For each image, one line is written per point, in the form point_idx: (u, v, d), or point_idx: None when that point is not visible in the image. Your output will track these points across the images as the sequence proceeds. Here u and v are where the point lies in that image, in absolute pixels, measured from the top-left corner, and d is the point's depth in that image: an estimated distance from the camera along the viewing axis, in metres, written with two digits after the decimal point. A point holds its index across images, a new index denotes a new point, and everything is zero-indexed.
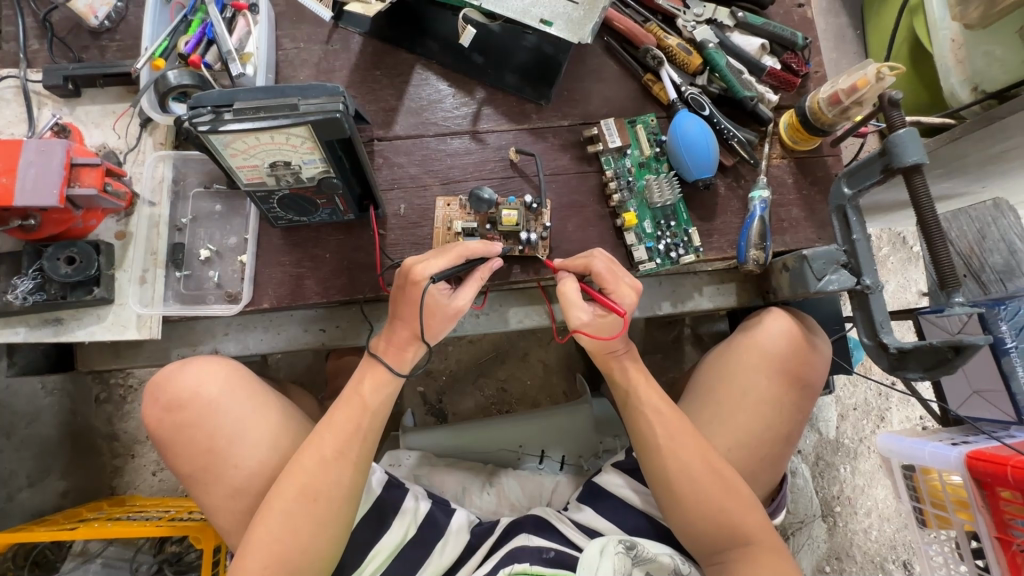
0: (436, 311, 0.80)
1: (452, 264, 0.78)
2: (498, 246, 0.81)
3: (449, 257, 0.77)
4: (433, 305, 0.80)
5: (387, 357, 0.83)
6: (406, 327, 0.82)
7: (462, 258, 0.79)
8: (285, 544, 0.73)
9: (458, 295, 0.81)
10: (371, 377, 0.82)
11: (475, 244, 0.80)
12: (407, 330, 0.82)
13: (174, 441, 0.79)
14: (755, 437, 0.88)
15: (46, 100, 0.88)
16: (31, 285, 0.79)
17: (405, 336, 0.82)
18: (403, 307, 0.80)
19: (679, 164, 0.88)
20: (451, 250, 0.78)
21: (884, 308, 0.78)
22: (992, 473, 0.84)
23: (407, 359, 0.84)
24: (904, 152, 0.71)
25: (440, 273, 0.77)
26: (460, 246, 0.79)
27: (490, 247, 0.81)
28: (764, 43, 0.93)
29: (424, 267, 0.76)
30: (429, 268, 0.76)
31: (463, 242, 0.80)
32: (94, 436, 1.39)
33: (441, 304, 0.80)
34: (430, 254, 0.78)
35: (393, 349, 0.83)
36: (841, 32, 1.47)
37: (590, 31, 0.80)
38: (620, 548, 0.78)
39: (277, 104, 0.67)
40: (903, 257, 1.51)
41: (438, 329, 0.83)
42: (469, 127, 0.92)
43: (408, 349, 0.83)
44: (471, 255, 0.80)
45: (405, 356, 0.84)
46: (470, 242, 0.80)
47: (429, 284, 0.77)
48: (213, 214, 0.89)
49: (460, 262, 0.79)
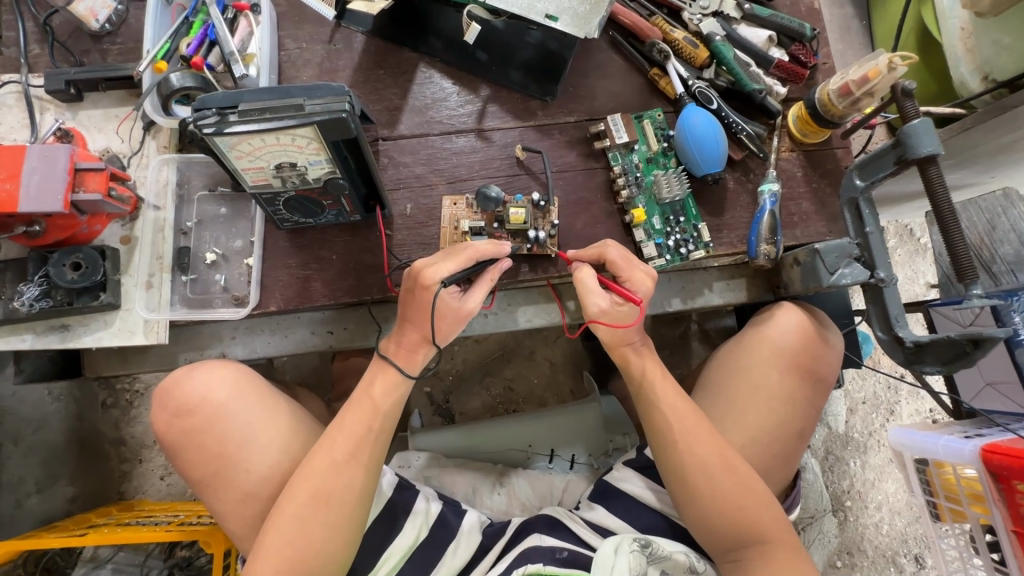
0: (446, 314, 0.80)
1: (462, 267, 0.77)
2: (507, 246, 0.81)
3: (459, 260, 0.77)
4: (443, 309, 0.80)
5: (398, 359, 0.83)
6: (416, 331, 0.82)
7: (472, 260, 0.78)
8: (297, 549, 0.72)
9: (468, 297, 0.81)
10: (383, 379, 0.82)
11: (484, 245, 0.80)
12: (417, 334, 0.82)
13: (184, 447, 0.79)
14: (768, 433, 0.87)
15: (48, 105, 0.87)
16: (37, 292, 0.78)
17: (415, 340, 0.82)
18: (413, 310, 0.80)
19: (688, 159, 0.87)
20: (461, 252, 0.78)
21: (898, 301, 0.77)
22: (1008, 466, 0.83)
23: (418, 361, 0.84)
24: (918, 143, 0.70)
25: (451, 277, 0.77)
26: (470, 248, 0.79)
27: (499, 247, 0.80)
28: (771, 35, 0.92)
29: (435, 271, 0.76)
30: (440, 273, 0.76)
31: (472, 243, 0.80)
32: (101, 442, 1.37)
33: (452, 307, 0.80)
34: (440, 257, 0.78)
35: (403, 352, 0.83)
36: (846, 23, 1.46)
37: (596, 26, 0.80)
38: (635, 546, 0.77)
39: (283, 105, 0.66)
40: (911, 249, 1.50)
41: (447, 332, 0.83)
42: (474, 126, 0.91)
43: (419, 352, 0.84)
44: (481, 257, 0.79)
45: (416, 358, 0.84)
46: (479, 243, 0.80)
47: (440, 288, 0.77)
48: (218, 217, 0.89)
49: (469, 264, 0.78)
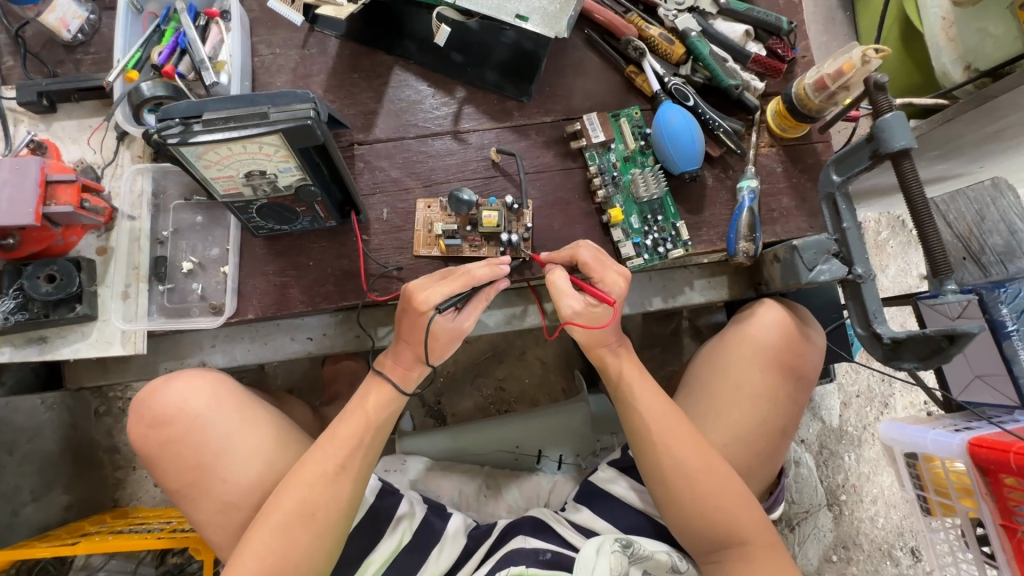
0: (441, 335, 0.80)
1: (457, 292, 0.76)
2: (505, 269, 0.79)
3: (454, 285, 0.76)
4: (438, 331, 0.80)
5: (394, 375, 0.83)
6: (410, 350, 0.81)
7: (469, 286, 0.77)
8: (281, 556, 0.72)
9: (464, 316, 0.81)
10: (378, 392, 0.82)
11: (481, 270, 0.77)
12: (412, 353, 0.82)
13: (161, 458, 0.79)
14: (750, 431, 0.87)
15: (22, 117, 0.87)
16: (12, 305, 0.78)
17: (410, 359, 0.82)
18: (408, 330, 0.80)
19: (665, 157, 0.86)
20: (458, 277, 0.77)
21: (876, 297, 0.77)
22: (994, 460, 0.82)
23: (413, 378, 0.84)
24: (890, 137, 0.70)
25: (445, 301, 0.77)
26: (467, 272, 0.77)
27: (497, 271, 0.78)
28: (748, 29, 0.91)
29: (429, 296, 0.76)
30: (434, 297, 0.76)
31: (469, 267, 0.78)
32: (95, 450, 1.34)
33: (448, 328, 0.80)
34: (434, 281, 0.78)
35: (399, 369, 0.83)
36: (830, 15, 1.45)
37: (566, 25, 0.79)
38: (616, 546, 0.76)
39: (247, 113, 0.66)
40: (903, 241, 1.48)
41: (442, 351, 0.82)
42: (450, 128, 0.90)
43: (415, 369, 0.83)
44: (478, 282, 0.78)
45: (412, 375, 0.83)
46: (476, 267, 0.78)
47: (434, 314, 0.77)
48: (194, 225, 0.88)
49: (465, 289, 0.77)
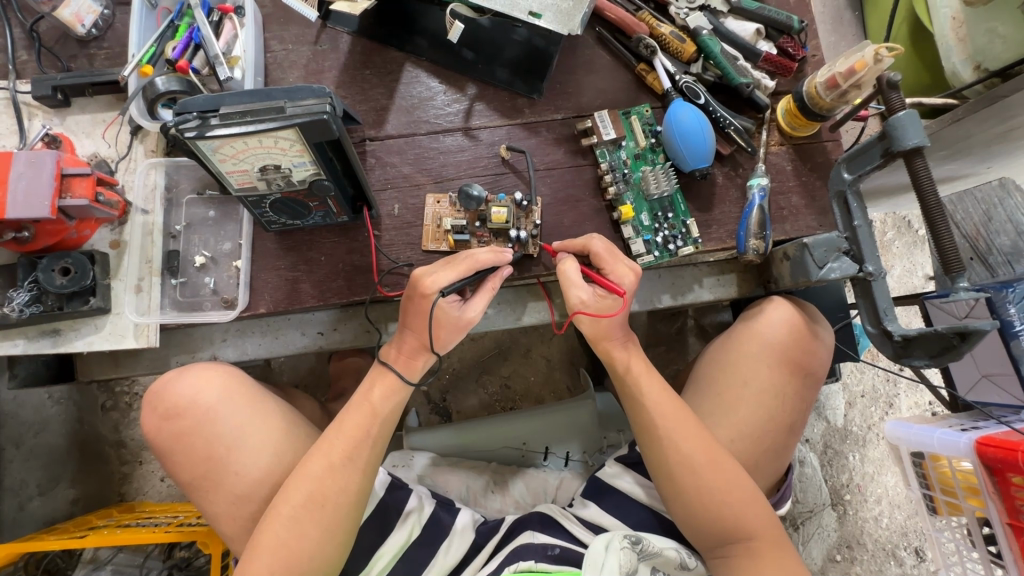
0: (445, 323, 0.80)
1: (461, 277, 0.77)
2: (508, 255, 0.81)
3: (459, 270, 0.77)
4: (441, 318, 0.80)
5: (398, 365, 0.83)
6: (415, 337, 0.82)
7: (472, 271, 0.78)
8: (292, 548, 0.72)
9: (470, 307, 0.81)
10: (383, 383, 0.82)
11: (485, 255, 0.79)
12: (417, 341, 0.82)
13: (174, 450, 0.80)
14: (757, 427, 0.87)
15: (36, 111, 0.88)
16: (27, 298, 0.79)
17: (413, 347, 0.82)
18: (412, 318, 0.80)
19: (676, 155, 0.86)
20: (461, 262, 0.78)
21: (887, 295, 0.77)
22: (1002, 459, 0.81)
23: (417, 368, 0.83)
24: (904, 135, 0.70)
25: (450, 286, 0.77)
26: (470, 258, 0.78)
27: (501, 256, 0.80)
28: (759, 28, 0.91)
29: (435, 279, 0.76)
30: (440, 281, 0.76)
31: (472, 252, 0.79)
32: (102, 445, 1.32)
33: (452, 316, 0.80)
34: (439, 267, 0.78)
35: (403, 358, 0.83)
36: (838, 15, 1.46)
37: (580, 22, 0.80)
38: (626, 543, 0.74)
39: (264, 108, 0.66)
40: (909, 241, 1.49)
41: (446, 340, 0.82)
42: (461, 124, 0.91)
43: (419, 358, 0.83)
44: (481, 267, 0.79)
45: (415, 364, 0.83)
46: (480, 252, 0.79)
47: (438, 297, 0.77)
48: (206, 220, 0.89)
49: (468, 274, 0.78)
